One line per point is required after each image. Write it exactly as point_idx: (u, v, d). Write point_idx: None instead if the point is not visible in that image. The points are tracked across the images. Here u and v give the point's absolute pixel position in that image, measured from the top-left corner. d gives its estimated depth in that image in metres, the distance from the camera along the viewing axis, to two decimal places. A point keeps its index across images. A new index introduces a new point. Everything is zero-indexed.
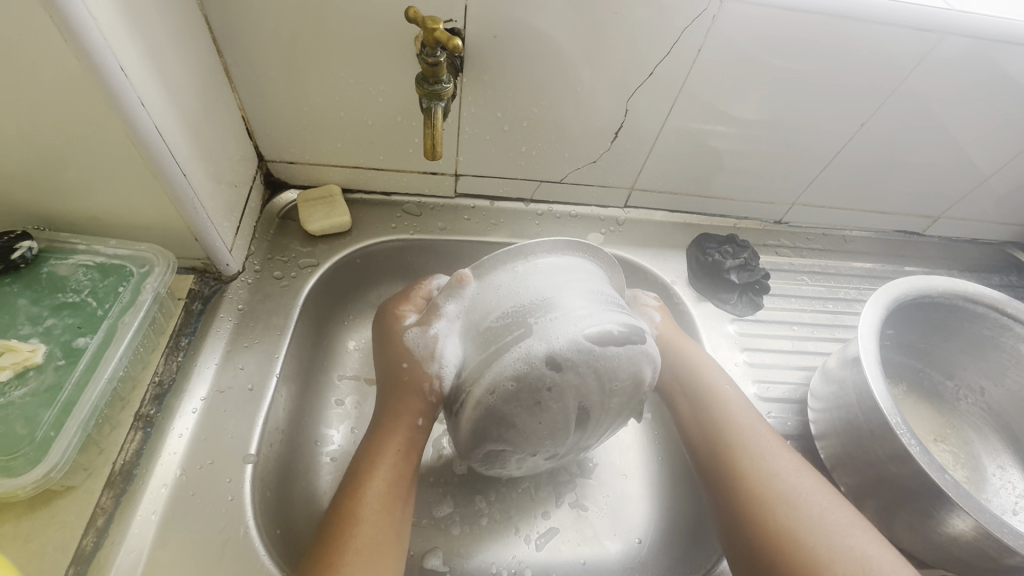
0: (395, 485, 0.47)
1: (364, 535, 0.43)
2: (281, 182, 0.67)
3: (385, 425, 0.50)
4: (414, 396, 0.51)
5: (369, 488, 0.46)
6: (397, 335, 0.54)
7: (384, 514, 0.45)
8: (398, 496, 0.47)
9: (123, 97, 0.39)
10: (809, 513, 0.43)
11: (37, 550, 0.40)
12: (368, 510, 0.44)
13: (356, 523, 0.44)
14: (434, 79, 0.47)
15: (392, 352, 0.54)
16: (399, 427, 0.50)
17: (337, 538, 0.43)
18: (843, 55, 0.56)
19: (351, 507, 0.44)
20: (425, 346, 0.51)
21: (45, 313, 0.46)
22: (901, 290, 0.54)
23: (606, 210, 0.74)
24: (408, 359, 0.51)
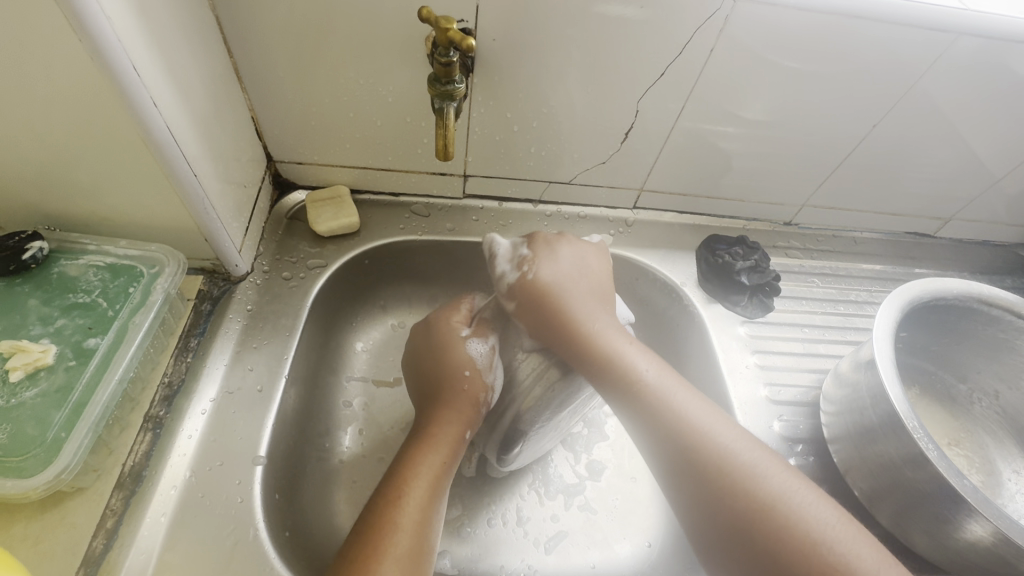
0: (435, 497, 0.43)
1: (403, 547, 0.39)
2: (290, 183, 0.67)
3: (432, 430, 0.47)
4: (469, 406, 0.48)
5: (406, 498, 0.42)
6: (453, 343, 0.51)
7: (420, 529, 0.41)
8: (435, 510, 0.43)
9: (135, 97, 0.39)
10: (766, 502, 0.37)
11: (47, 552, 0.39)
12: (408, 520, 0.41)
13: (393, 534, 0.40)
14: (446, 79, 0.47)
15: (447, 359, 0.50)
16: (447, 433, 0.46)
17: (375, 548, 0.39)
18: (856, 55, 0.55)
19: (392, 515, 0.41)
20: (481, 356, 0.50)
21: (55, 313, 0.45)
22: (916, 293, 0.53)
23: (615, 211, 0.74)
24: (469, 368, 0.49)
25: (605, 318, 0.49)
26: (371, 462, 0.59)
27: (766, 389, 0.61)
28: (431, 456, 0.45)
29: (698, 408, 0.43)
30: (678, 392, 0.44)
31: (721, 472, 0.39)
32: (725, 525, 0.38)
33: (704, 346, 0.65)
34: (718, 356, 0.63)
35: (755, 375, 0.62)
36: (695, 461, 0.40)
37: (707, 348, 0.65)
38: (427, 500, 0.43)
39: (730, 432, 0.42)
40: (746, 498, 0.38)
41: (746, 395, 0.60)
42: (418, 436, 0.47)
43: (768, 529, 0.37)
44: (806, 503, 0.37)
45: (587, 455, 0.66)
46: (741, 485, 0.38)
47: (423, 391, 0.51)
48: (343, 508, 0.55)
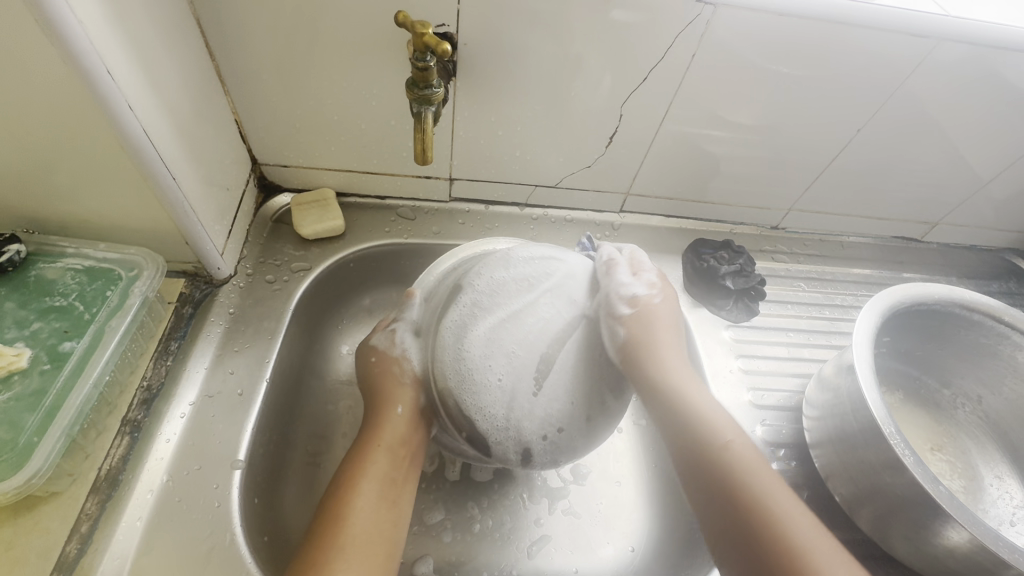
0: (382, 483, 0.46)
1: (353, 531, 0.42)
2: (275, 186, 0.67)
3: (367, 425, 0.50)
4: (390, 393, 0.51)
5: (355, 495, 0.44)
6: (366, 347, 0.56)
7: (375, 523, 0.43)
8: (389, 503, 0.45)
9: (110, 101, 0.38)
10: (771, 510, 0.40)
11: (19, 557, 0.39)
12: (356, 506, 0.43)
13: (346, 531, 0.42)
14: (424, 83, 0.47)
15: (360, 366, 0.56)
16: (381, 423, 0.49)
17: (324, 539, 0.41)
18: (838, 60, 0.55)
19: (339, 506, 0.43)
20: (383, 342, 0.55)
21: (32, 316, 0.45)
22: (897, 298, 0.53)
23: (602, 214, 0.73)
24: (375, 356, 0.54)
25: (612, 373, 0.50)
26: None
27: (749, 394, 0.61)
28: (370, 448, 0.48)
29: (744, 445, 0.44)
30: (733, 431, 0.45)
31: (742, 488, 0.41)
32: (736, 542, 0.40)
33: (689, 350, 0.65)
34: (702, 360, 0.63)
35: (739, 380, 0.62)
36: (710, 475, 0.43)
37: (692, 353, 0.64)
38: (374, 486, 0.45)
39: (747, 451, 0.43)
40: (760, 512, 0.40)
41: (729, 400, 0.60)
42: (360, 434, 0.50)
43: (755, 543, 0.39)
44: (792, 511, 0.40)
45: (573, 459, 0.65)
46: (772, 522, 0.39)
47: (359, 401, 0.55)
48: None
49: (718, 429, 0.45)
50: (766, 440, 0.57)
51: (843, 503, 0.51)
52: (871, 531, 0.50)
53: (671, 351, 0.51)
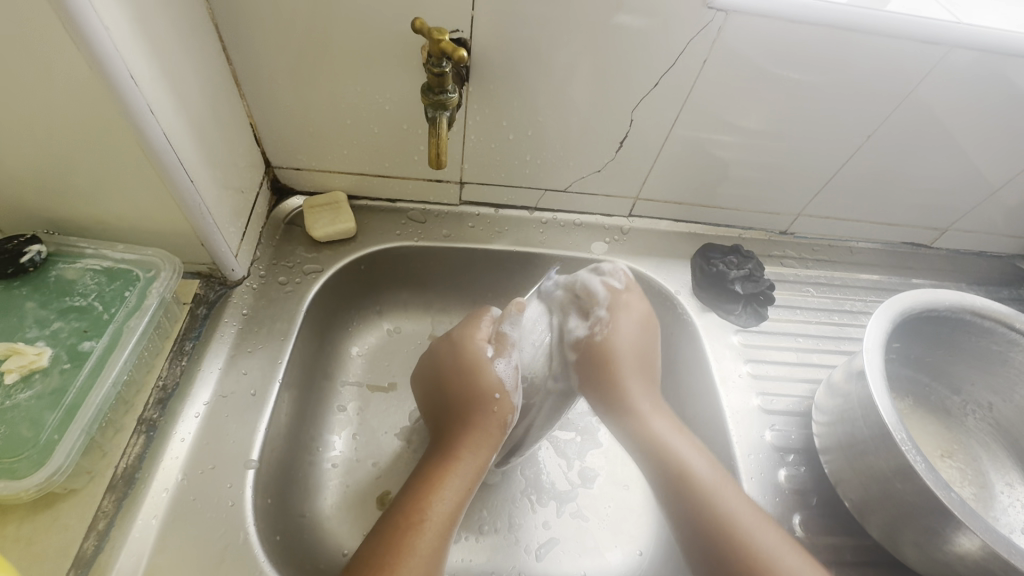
0: (450, 523, 0.46)
1: (414, 567, 0.42)
2: (288, 188, 0.67)
3: (456, 451, 0.50)
4: (492, 429, 0.52)
5: (429, 521, 0.45)
6: (474, 364, 0.54)
7: (437, 556, 0.44)
8: (451, 536, 0.46)
9: (132, 104, 0.39)
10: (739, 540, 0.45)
11: (39, 553, 0.40)
12: (424, 544, 0.43)
13: (411, 551, 0.43)
14: (439, 88, 0.48)
15: (476, 380, 0.53)
16: (473, 452, 0.50)
17: (387, 565, 0.42)
18: (850, 66, 0.56)
19: (409, 537, 0.43)
20: (508, 378, 0.54)
21: (52, 316, 0.46)
22: (907, 304, 0.53)
23: (610, 219, 0.74)
24: (500, 391, 0.53)
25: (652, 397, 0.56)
26: (362, 467, 0.59)
27: (758, 399, 0.61)
28: (455, 477, 0.48)
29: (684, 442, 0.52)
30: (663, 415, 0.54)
31: (690, 486, 0.48)
32: (695, 534, 0.46)
33: (697, 355, 0.65)
34: (710, 365, 0.63)
35: (748, 384, 0.62)
36: (694, 503, 0.47)
37: (700, 357, 0.65)
38: (445, 521, 0.46)
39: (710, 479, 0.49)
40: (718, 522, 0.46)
41: (738, 404, 0.60)
42: (443, 460, 0.50)
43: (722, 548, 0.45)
44: (745, 518, 0.46)
45: (580, 462, 0.66)
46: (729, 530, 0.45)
47: (451, 410, 0.54)
48: (336, 513, 0.56)
49: (692, 454, 0.50)
50: (774, 445, 0.58)
51: (852, 508, 0.51)
52: (881, 537, 0.50)
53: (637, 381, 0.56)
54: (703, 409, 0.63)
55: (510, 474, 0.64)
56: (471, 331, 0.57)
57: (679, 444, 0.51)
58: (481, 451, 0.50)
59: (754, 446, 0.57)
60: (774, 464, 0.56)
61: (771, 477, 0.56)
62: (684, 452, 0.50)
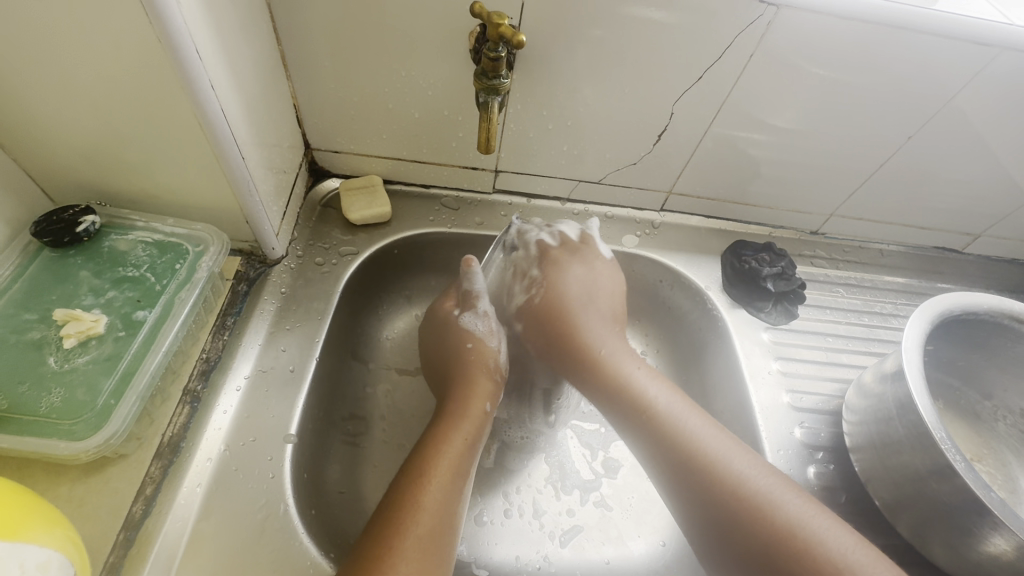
0: (455, 474, 0.47)
1: (425, 522, 0.43)
2: (325, 171, 0.68)
3: (448, 410, 0.53)
4: (478, 381, 0.56)
5: (434, 474, 0.46)
6: (452, 326, 0.61)
7: (444, 509, 0.45)
8: (457, 488, 0.47)
9: (196, 80, 0.40)
10: (764, 505, 0.44)
11: (90, 514, 0.41)
12: (429, 498, 0.44)
13: (418, 505, 0.44)
14: (494, 73, 0.48)
15: (451, 337, 0.60)
16: (468, 406, 0.53)
17: (396, 519, 0.43)
18: (897, 66, 0.55)
19: (413, 492, 0.45)
20: (479, 327, 0.60)
21: (106, 285, 0.47)
22: (946, 306, 0.53)
23: (642, 213, 0.74)
24: (472, 339, 0.59)
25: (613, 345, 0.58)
26: (392, 447, 0.60)
27: (788, 396, 0.61)
28: (453, 435, 0.50)
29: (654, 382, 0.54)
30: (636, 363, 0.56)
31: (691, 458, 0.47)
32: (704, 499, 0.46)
33: (727, 351, 0.65)
34: (740, 360, 0.63)
35: (778, 381, 0.62)
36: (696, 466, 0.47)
37: (729, 353, 0.65)
38: (447, 472, 0.47)
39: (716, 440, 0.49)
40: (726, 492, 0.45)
41: (767, 400, 0.61)
42: (439, 420, 0.52)
43: (742, 515, 0.44)
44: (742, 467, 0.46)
45: (604, 453, 0.66)
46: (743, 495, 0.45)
47: (439, 376, 0.59)
48: (366, 492, 0.57)
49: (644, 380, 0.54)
50: (804, 442, 0.58)
51: (882, 507, 0.52)
52: (910, 536, 0.50)
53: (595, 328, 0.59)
54: (732, 403, 0.63)
55: (530, 460, 0.65)
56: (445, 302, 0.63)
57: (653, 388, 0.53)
58: (470, 402, 0.53)
59: (783, 443, 0.58)
60: (803, 461, 0.57)
61: (800, 473, 0.56)
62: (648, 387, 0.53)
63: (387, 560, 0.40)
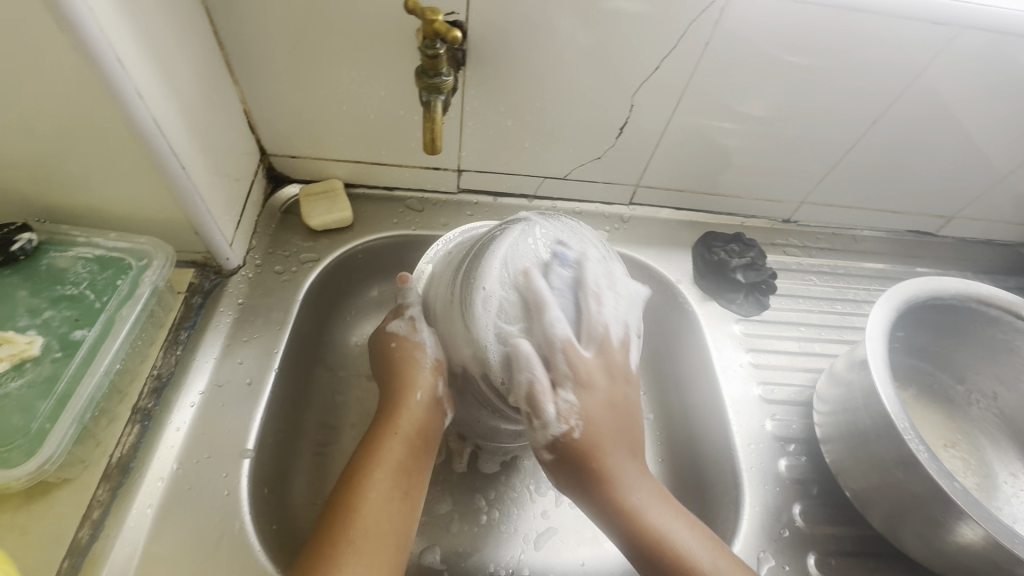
0: (399, 478, 0.46)
1: (363, 526, 0.43)
2: (284, 176, 0.67)
3: (386, 412, 0.51)
4: (410, 380, 0.51)
5: (369, 480, 0.45)
6: (384, 332, 0.56)
7: (386, 516, 0.44)
8: (399, 493, 0.46)
9: (119, 88, 0.38)
10: None
11: (33, 542, 0.40)
12: (365, 501, 0.44)
13: (355, 514, 0.43)
14: (433, 71, 0.47)
15: (379, 346, 0.56)
16: (400, 413, 0.50)
17: (334, 530, 0.43)
18: (856, 45, 0.54)
19: (348, 500, 0.44)
20: (402, 327, 0.55)
21: (44, 305, 0.46)
22: (912, 292, 0.52)
23: (611, 207, 0.73)
24: (394, 338, 0.55)
25: (643, 487, 0.46)
26: None
27: (759, 389, 0.60)
28: (387, 435, 0.48)
29: (643, 482, 0.46)
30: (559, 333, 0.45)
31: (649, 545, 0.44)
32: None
33: (699, 345, 0.64)
34: (712, 354, 0.63)
35: (749, 374, 0.61)
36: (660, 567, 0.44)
37: (701, 347, 0.64)
38: (387, 476, 0.46)
39: (649, 490, 0.46)
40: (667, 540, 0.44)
41: (739, 394, 0.60)
42: (376, 423, 0.50)
43: None
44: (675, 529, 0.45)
45: None
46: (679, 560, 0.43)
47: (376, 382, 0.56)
48: None
49: (637, 485, 0.45)
50: (776, 435, 0.57)
51: (854, 498, 0.51)
52: (882, 527, 0.50)
53: (630, 487, 0.45)
54: (704, 397, 0.62)
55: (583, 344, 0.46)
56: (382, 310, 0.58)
57: (643, 492, 0.45)
58: (400, 400, 0.50)
59: (754, 437, 0.57)
60: (774, 454, 0.56)
61: (771, 467, 0.55)
62: (634, 486, 0.45)
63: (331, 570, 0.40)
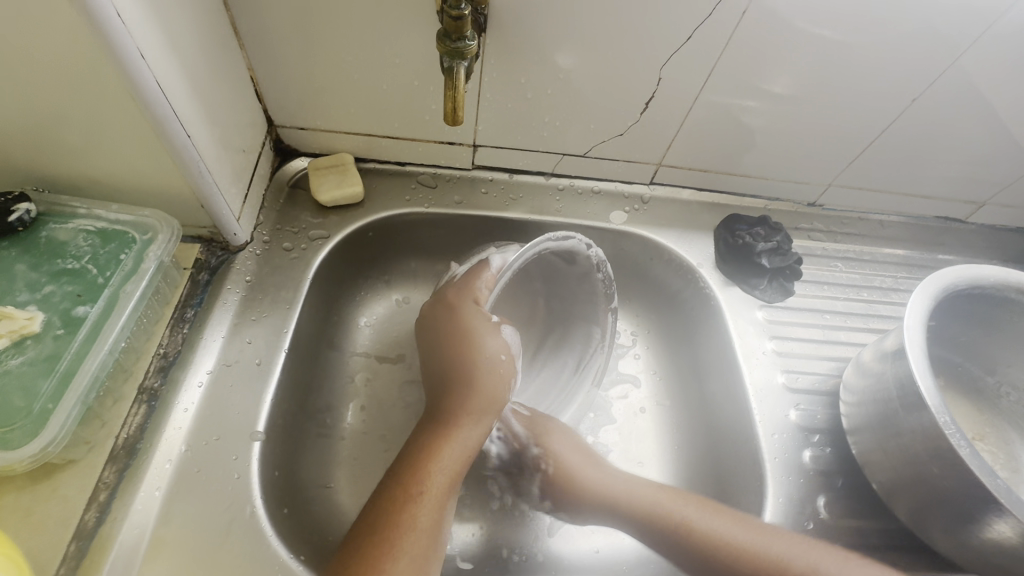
0: (450, 490, 0.47)
1: (418, 541, 0.43)
2: (291, 149, 0.64)
3: (448, 428, 0.50)
4: (487, 405, 0.51)
5: (428, 493, 0.46)
6: (467, 325, 0.53)
7: (435, 530, 0.45)
8: (449, 507, 0.47)
9: (119, 47, 0.36)
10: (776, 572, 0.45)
11: (38, 524, 0.39)
12: (425, 518, 0.44)
13: (410, 528, 0.43)
14: (457, 34, 0.44)
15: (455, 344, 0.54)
16: (467, 431, 0.50)
17: (384, 539, 0.42)
18: (903, 19, 0.50)
19: (408, 511, 0.44)
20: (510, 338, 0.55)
21: (44, 279, 0.44)
22: (949, 281, 0.50)
23: (631, 187, 0.70)
24: (504, 352, 0.54)
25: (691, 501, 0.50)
26: (371, 440, 0.57)
27: (783, 376, 0.59)
28: (455, 447, 0.49)
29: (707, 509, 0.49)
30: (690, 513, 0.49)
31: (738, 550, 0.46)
32: None
33: (720, 332, 0.62)
34: (734, 341, 0.61)
35: (772, 361, 0.60)
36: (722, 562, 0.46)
37: (723, 333, 0.62)
38: (443, 491, 0.46)
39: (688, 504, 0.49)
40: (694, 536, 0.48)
41: (762, 382, 0.58)
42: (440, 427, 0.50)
43: None
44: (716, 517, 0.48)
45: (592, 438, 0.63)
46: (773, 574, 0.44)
47: (438, 379, 0.55)
48: (344, 487, 0.54)
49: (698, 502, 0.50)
50: (799, 424, 0.56)
51: (880, 491, 0.50)
52: (909, 520, 0.49)
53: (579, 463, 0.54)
54: (725, 385, 0.60)
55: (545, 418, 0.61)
56: (470, 296, 0.53)
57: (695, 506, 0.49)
58: (471, 417, 0.51)
59: (778, 426, 0.56)
60: (798, 445, 0.55)
61: (795, 458, 0.54)
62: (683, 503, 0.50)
63: None
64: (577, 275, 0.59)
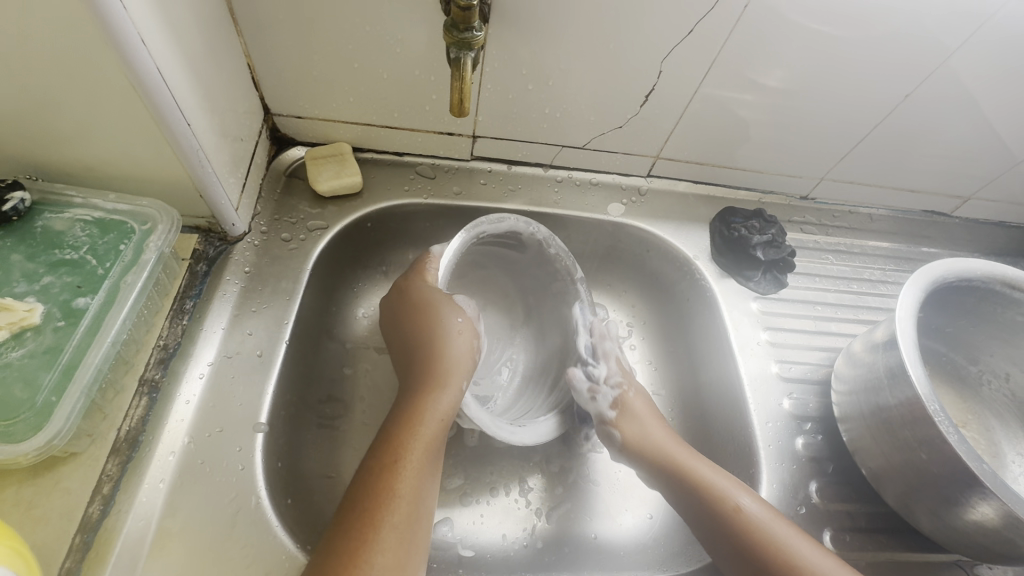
0: (428, 456, 0.47)
1: (401, 509, 0.43)
2: (288, 138, 0.63)
3: (416, 398, 0.49)
4: (453, 367, 0.51)
5: (406, 461, 0.45)
6: (426, 296, 0.54)
7: (417, 497, 0.45)
8: (430, 474, 0.46)
9: (119, 33, 0.35)
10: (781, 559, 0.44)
11: (41, 518, 0.38)
12: (405, 485, 0.44)
13: (393, 498, 0.43)
14: (464, 25, 0.43)
15: (417, 319, 0.54)
16: (438, 395, 0.49)
17: (369, 513, 0.42)
18: (900, 17, 0.51)
19: (388, 480, 0.44)
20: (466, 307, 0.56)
21: (41, 270, 0.43)
22: (938, 274, 0.52)
23: (629, 179, 0.71)
24: (462, 316, 0.55)
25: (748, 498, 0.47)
26: (371, 431, 0.57)
27: (777, 366, 0.60)
28: (427, 413, 0.48)
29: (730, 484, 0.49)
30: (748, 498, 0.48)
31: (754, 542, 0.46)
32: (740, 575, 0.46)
33: (716, 323, 0.64)
34: (730, 332, 0.62)
35: (766, 352, 0.61)
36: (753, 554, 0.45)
37: (719, 324, 0.63)
38: (421, 458, 0.46)
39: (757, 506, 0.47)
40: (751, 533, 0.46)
41: (756, 371, 0.60)
42: (410, 399, 0.50)
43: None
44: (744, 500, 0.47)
45: None
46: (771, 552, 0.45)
47: (406, 359, 0.55)
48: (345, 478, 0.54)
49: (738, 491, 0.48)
50: (793, 413, 0.57)
51: (870, 476, 0.52)
52: (896, 503, 0.51)
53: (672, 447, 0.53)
54: (720, 374, 0.62)
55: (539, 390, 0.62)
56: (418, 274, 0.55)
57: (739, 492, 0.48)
58: (440, 381, 0.50)
59: (772, 414, 0.57)
60: (791, 433, 0.57)
61: (789, 446, 0.56)
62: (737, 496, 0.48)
63: (367, 552, 0.40)
64: (534, 259, 0.61)
